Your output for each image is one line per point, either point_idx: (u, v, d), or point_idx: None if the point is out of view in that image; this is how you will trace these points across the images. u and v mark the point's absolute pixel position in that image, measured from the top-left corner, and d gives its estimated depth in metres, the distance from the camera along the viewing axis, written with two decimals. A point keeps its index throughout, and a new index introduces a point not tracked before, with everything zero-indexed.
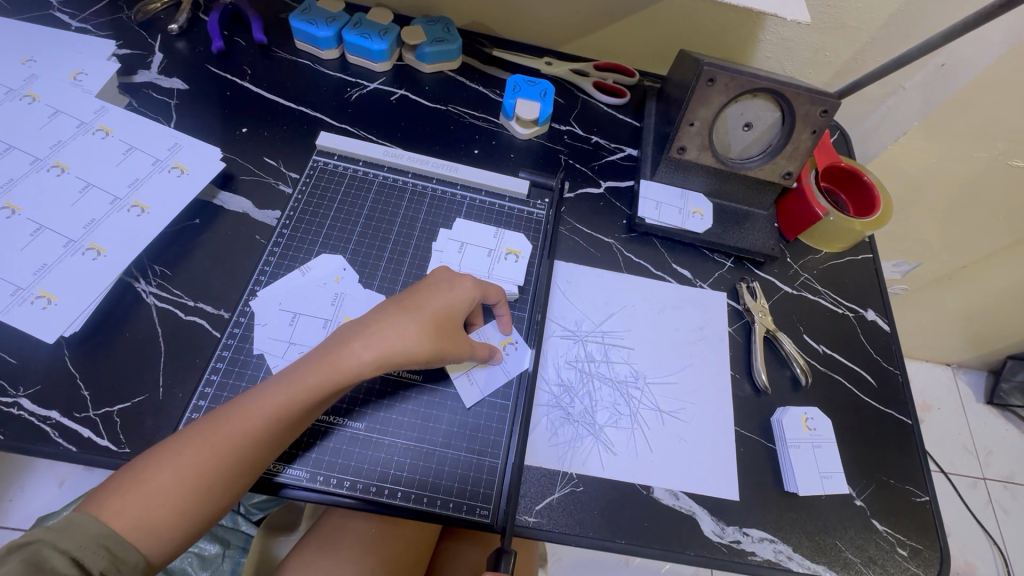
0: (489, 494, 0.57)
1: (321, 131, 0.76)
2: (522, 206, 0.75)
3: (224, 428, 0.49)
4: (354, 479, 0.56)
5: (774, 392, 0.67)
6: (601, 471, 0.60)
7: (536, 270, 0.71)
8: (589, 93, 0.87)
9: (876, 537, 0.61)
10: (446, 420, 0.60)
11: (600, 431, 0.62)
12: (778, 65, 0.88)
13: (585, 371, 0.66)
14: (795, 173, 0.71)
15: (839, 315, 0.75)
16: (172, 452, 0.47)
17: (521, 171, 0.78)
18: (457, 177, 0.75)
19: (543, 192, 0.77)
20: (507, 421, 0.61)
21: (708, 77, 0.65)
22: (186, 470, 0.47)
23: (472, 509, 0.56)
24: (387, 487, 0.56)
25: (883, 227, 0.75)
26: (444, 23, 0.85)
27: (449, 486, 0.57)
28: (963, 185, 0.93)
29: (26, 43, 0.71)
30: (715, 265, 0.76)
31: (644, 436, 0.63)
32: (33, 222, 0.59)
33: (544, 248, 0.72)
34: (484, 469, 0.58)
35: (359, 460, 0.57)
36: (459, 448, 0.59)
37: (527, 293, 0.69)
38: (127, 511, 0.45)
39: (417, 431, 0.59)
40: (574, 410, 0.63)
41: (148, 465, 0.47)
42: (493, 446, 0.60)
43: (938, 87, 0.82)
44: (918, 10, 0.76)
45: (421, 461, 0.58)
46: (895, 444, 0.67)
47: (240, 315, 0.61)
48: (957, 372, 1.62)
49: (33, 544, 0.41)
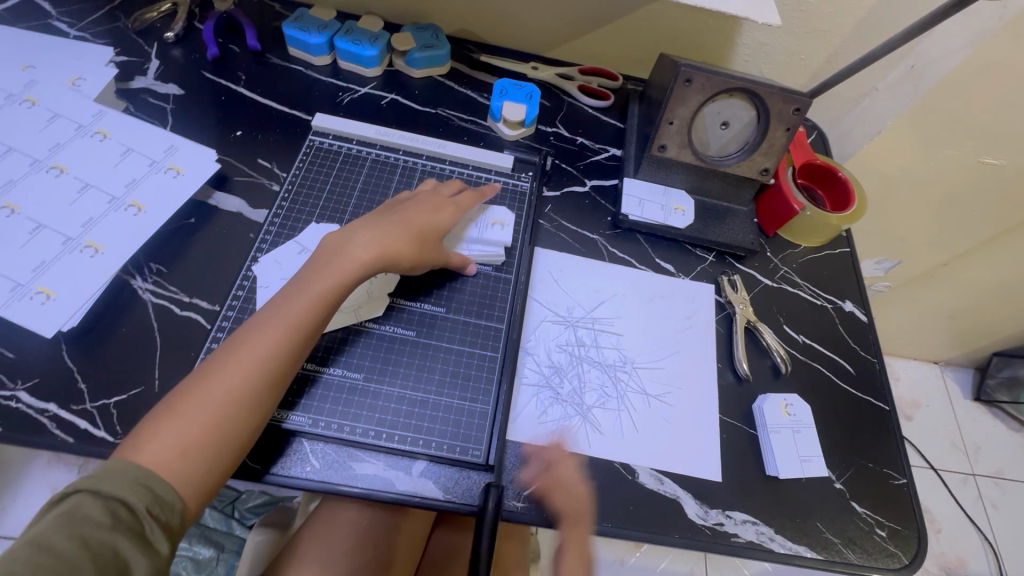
0: (481, 435, 0.59)
1: (317, 114, 0.79)
2: (508, 179, 0.78)
3: (238, 354, 0.52)
4: (354, 424, 0.58)
5: (755, 380, 0.70)
6: (588, 449, 0.62)
7: (523, 235, 0.74)
8: (574, 96, 0.90)
9: (855, 518, 0.63)
10: (439, 369, 0.62)
11: (588, 412, 0.64)
12: (755, 68, 0.91)
13: (576, 354, 0.68)
14: (772, 169, 0.74)
15: (818, 306, 0.77)
16: (188, 393, 0.49)
17: (506, 148, 0.82)
18: (445, 153, 0.78)
19: (527, 166, 0.81)
20: (496, 371, 0.64)
21: (684, 77, 0.68)
22: (200, 407, 0.49)
23: (465, 450, 0.58)
24: (385, 431, 0.58)
25: (857, 221, 0.78)
26: (433, 30, 0.87)
27: (442, 429, 0.59)
28: (939, 182, 0.96)
29: (26, 50, 0.73)
30: (697, 260, 0.78)
31: (630, 417, 0.65)
32: (32, 221, 0.61)
33: (527, 222, 0.75)
34: (477, 414, 0.61)
35: (357, 407, 0.59)
36: (452, 394, 0.61)
37: (513, 253, 0.73)
38: (162, 451, 0.46)
39: (413, 379, 0.61)
40: (563, 390, 0.65)
41: (166, 409, 0.48)
42: (484, 393, 0.62)
43: (908, 87, 0.85)
44: (886, 13, 0.80)
45: (416, 407, 0.60)
46: (872, 428, 0.69)
47: (243, 279, 0.64)
48: (944, 370, 1.64)
49: (73, 497, 0.42)
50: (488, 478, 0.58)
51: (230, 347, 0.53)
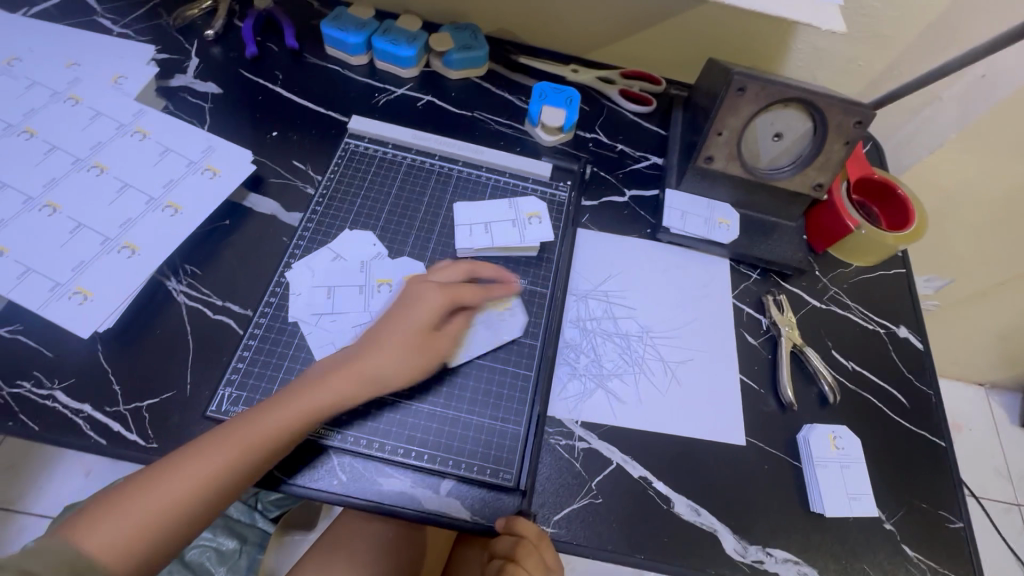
0: (512, 459, 0.58)
1: (352, 117, 0.78)
2: (545, 188, 0.76)
3: (241, 434, 0.51)
4: (383, 441, 0.57)
5: (801, 408, 0.66)
6: (613, 419, 0.62)
7: (561, 241, 0.72)
8: (615, 101, 0.87)
9: (906, 562, 0.59)
10: (471, 388, 0.61)
11: (607, 381, 0.64)
12: (808, 75, 0.86)
13: (588, 328, 0.68)
14: (827, 185, 0.70)
15: (870, 330, 0.73)
16: (155, 479, 0.48)
17: (544, 156, 0.79)
18: (481, 159, 0.76)
19: (565, 175, 0.78)
20: (529, 391, 0.62)
21: (737, 86, 0.64)
22: (160, 498, 0.47)
23: (495, 473, 0.57)
24: (415, 449, 0.57)
25: (917, 240, 0.73)
26: (471, 30, 0.85)
27: (473, 450, 0.58)
28: (1002, 198, 0.90)
29: (72, 48, 0.74)
30: (741, 277, 0.74)
31: (663, 424, 0.63)
32: (72, 221, 0.61)
33: (564, 229, 0.73)
34: (508, 435, 0.59)
35: (388, 423, 0.58)
36: (484, 414, 0.60)
37: (551, 255, 0.71)
38: (107, 538, 0.45)
39: (443, 397, 0.60)
40: (580, 364, 0.65)
41: (127, 492, 0.47)
42: (516, 414, 0.60)
43: (976, 98, 0.79)
44: (957, 18, 0.74)
45: (446, 426, 0.58)
46: (926, 465, 0.64)
47: (276, 286, 0.63)
48: (990, 393, 1.55)
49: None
50: (516, 502, 0.56)
51: (218, 431, 0.51)
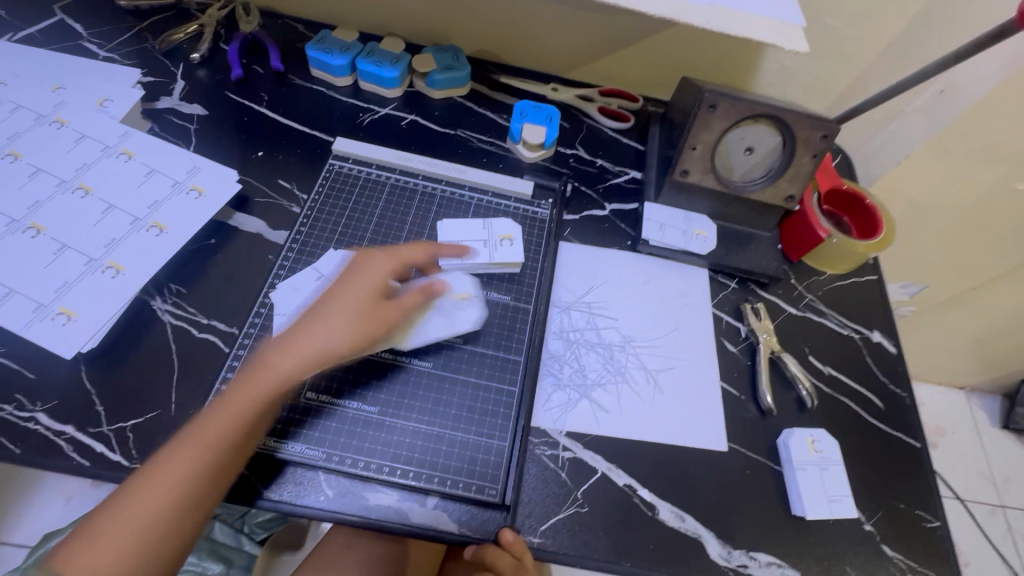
0: (497, 473, 0.58)
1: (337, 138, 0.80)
2: (526, 206, 0.78)
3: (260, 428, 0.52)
4: (369, 459, 0.57)
5: (780, 413, 0.67)
6: (595, 428, 0.63)
7: (544, 254, 0.74)
8: (594, 118, 0.90)
9: (887, 563, 0.60)
10: (456, 404, 0.61)
11: (590, 392, 0.65)
12: (779, 91, 0.90)
13: (572, 339, 0.69)
14: (798, 196, 0.72)
15: (845, 336, 0.75)
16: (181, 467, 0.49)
17: (525, 174, 0.81)
18: (465, 179, 0.77)
19: (547, 193, 0.80)
20: (514, 406, 0.62)
21: (709, 103, 0.67)
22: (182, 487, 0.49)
23: (481, 489, 0.57)
24: (400, 467, 0.57)
25: (886, 249, 0.75)
26: (453, 51, 0.88)
27: (458, 466, 0.58)
28: (968, 208, 0.93)
29: (58, 72, 0.75)
30: (719, 286, 0.76)
31: (645, 430, 0.64)
32: (56, 242, 0.61)
33: (546, 244, 0.75)
34: (493, 450, 0.60)
35: (373, 441, 0.58)
36: (468, 431, 0.60)
37: (535, 270, 0.72)
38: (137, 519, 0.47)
39: (428, 414, 0.60)
40: (564, 375, 0.66)
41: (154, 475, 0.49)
42: (501, 429, 0.61)
43: (936, 112, 0.82)
44: (915, 38, 0.78)
45: (431, 443, 0.59)
46: (902, 466, 0.66)
47: (261, 306, 0.64)
48: (970, 396, 1.59)
49: None
50: (501, 517, 0.57)
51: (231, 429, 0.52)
